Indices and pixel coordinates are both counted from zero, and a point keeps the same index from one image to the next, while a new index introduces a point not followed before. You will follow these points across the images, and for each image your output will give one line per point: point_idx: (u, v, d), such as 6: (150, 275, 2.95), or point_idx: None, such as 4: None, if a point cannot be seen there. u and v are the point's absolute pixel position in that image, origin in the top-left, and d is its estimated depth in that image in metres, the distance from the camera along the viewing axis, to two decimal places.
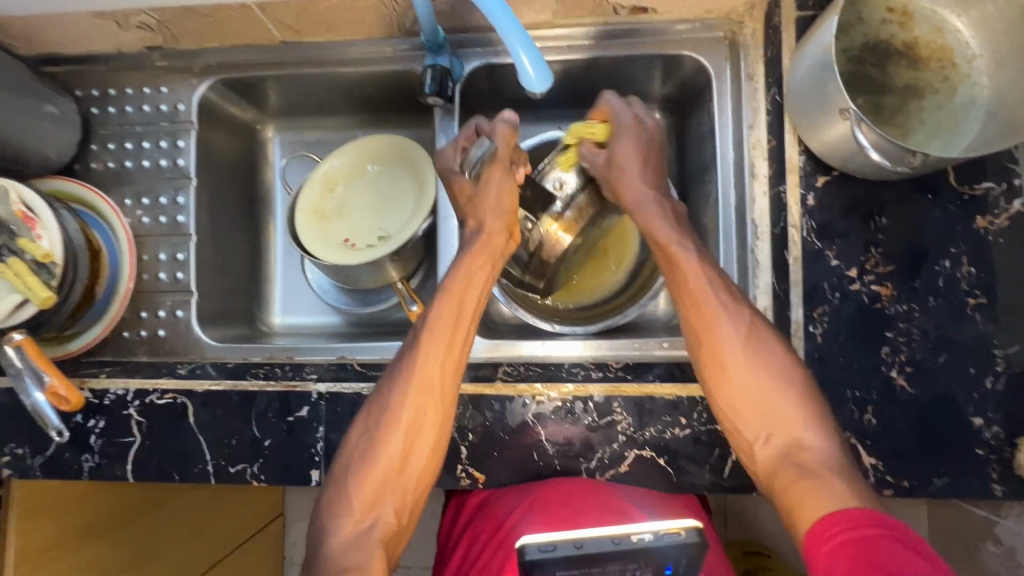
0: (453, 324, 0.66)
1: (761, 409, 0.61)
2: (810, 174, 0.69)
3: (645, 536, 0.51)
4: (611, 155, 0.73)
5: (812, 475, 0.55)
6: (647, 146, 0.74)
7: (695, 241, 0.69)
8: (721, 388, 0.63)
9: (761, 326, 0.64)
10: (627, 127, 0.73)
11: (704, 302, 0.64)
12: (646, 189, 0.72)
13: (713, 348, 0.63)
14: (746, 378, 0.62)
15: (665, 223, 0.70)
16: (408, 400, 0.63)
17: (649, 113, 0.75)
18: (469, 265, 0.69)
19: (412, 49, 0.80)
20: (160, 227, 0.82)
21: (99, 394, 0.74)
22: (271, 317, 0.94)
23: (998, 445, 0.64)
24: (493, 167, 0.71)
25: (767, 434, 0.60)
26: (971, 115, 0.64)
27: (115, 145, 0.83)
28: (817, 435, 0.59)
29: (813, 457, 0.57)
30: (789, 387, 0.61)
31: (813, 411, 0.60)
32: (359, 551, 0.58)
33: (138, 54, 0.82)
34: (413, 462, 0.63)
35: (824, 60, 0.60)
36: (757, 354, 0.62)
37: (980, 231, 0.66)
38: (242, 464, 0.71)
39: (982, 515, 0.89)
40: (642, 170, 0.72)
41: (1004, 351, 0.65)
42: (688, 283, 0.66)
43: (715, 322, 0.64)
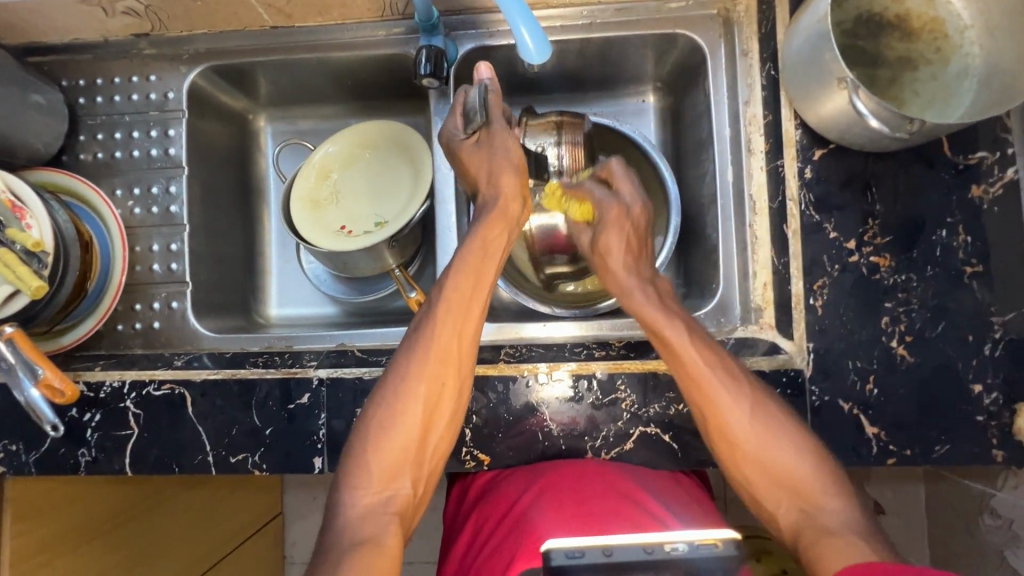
0: (471, 298, 0.67)
1: (776, 481, 0.61)
2: (807, 147, 0.69)
3: (680, 546, 0.50)
4: (594, 237, 0.77)
5: (832, 536, 0.55)
6: (631, 229, 0.76)
7: (683, 317, 0.68)
8: (736, 461, 0.62)
9: (765, 397, 0.63)
10: (610, 218, 0.75)
11: (704, 384, 0.63)
12: (630, 277, 0.73)
13: (721, 429, 0.63)
14: (761, 462, 0.61)
15: (654, 308, 0.69)
16: (427, 372, 0.63)
17: (636, 198, 0.76)
18: (487, 231, 0.70)
19: (404, 33, 0.79)
20: (152, 217, 0.81)
21: (94, 386, 0.72)
22: (267, 308, 0.93)
23: (998, 411, 0.65)
24: (493, 135, 0.72)
25: (782, 504, 0.60)
26: (964, 85, 0.64)
27: (103, 136, 0.82)
28: (834, 501, 0.58)
29: (833, 521, 0.57)
30: (802, 456, 0.60)
31: (827, 472, 0.60)
32: (376, 522, 0.58)
33: (124, 42, 0.81)
34: (433, 435, 0.63)
35: (821, 30, 0.60)
36: (763, 425, 0.62)
37: (974, 200, 0.67)
38: (243, 453, 0.70)
39: (980, 488, 0.90)
40: (625, 261, 0.74)
41: (1001, 318, 0.65)
42: (690, 372, 0.64)
43: (721, 400, 0.62)
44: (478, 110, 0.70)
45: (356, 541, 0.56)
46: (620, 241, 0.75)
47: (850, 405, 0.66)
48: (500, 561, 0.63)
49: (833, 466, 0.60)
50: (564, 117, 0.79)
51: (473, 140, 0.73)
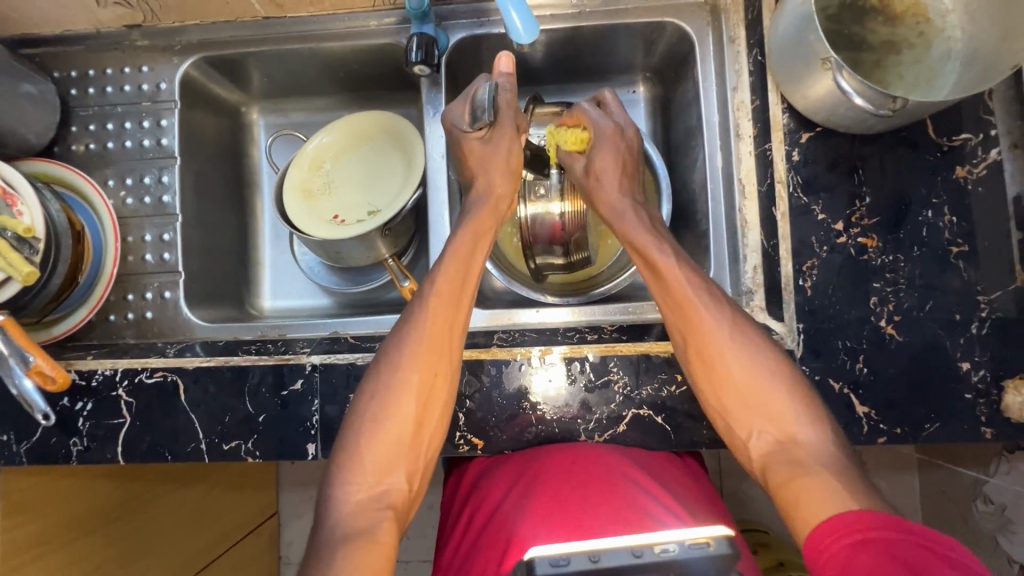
0: (461, 287, 0.67)
1: (750, 407, 0.61)
2: (794, 131, 0.70)
3: (671, 547, 0.51)
4: (589, 162, 0.77)
5: (806, 471, 0.55)
6: (625, 153, 0.77)
7: (672, 244, 0.70)
8: (709, 380, 0.63)
9: (747, 324, 0.64)
10: (608, 136, 0.76)
11: (687, 305, 0.65)
12: (623, 199, 0.75)
13: (700, 349, 0.63)
14: (739, 380, 0.61)
15: (641, 230, 0.72)
16: (418, 363, 0.63)
17: (628, 120, 0.78)
18: (475, 227, 0.71)
19: (396, 23, 0.80)
20: (144, 207, 0.81)
21: (86, 375, 0.72)
22: (260, 301, 0.93)
23: (986, 388, 0.65)
24: (497, 132, 0.73)
25: (756, 429, 0.60)
26: (946, 68, 0.65)
27: (96, 126, 0.82)
28: (809, 429, 0.58)
29: (807, 452, 0.57)
30: (778, 381, 0.61)
31: (803, 400, 0.60)
32: (371, 515, 0.58)
33: (116, 33, 0.81)
34: (426, 427, 0.63)
35: (804, 13, 0.61)
36: (743, 347, 0.62)
37: (959, 180, 0.68)
38: (236, 441, 0.70)
39: (973, 475, 0.90)
40: (618, 180, 0.76)
41: (987, 297, 0.66)
42: (678, 295, 0.66)
43: (708, 324, 0.63)
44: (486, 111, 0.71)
45: (352, 533, 0.56)
46: (614, 163, 0.76)
47: (841, 385, 0.67)
48: (494, 553, 0.62)
49: (808, 393, 0.61)
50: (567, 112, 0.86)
51: (479, 136, 0.73)
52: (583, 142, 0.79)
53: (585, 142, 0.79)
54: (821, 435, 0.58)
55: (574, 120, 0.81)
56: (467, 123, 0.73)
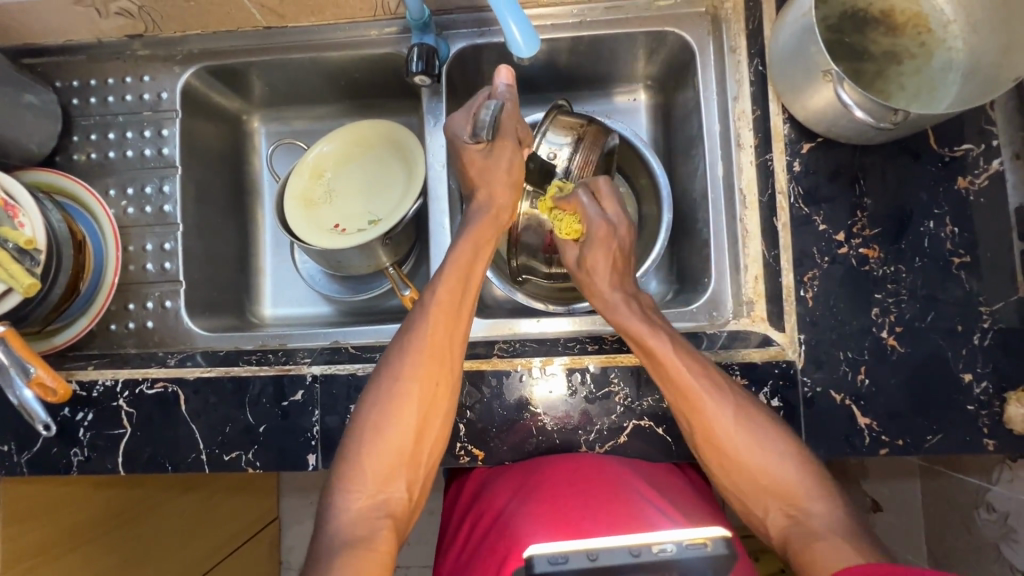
0: (462, 298, 0.67)
1: (762, 489, 0.61)
2: (795, 141, 0.70)
3: (669, 547, 0.51)
4: (581, 254, 0.77)
5: (821, 540, 0.55)
6: (616, 250, 0.76)
7: (668, 330, 0.68)
8: (719, 464, 0.63)
9: (750, 408, 0.63)
10: (601, 237, 0.75)
11: (691, 398, 0.63)
12: (614, 292, 0.73)
13: (707, 436, 0.63)
14: (748, 466, 0.62)
15: (638, 321, 0.69)
16: (420, 373, 0.63)
17: (622, 215, 0.77)
18: (475, 238, 0.71)
19: (397, 32, 0.80)
20: (145, 217, 0.81)
21: (87, 386, 0.72)
22: (261, 309, 0.93)
23: (988, 400, 0.65)
24: (501, 145, 0.73)
25: (771, 508, 0.61)
26: (948, 79, 0.65)
27: (97, 136, 0.82)
28: (821, 503, 0.59)
29: (818, 525, 0.58)
30: (788, 461, 0.61)
31: (814, 477, 0.60)
32: (371, 524, 0.58)
33: (118, 43, 0.81)
34: (426, 435, 0.63)
35: (805, 25, 0.61)
36: (750, 436, 0.62)
37: (961, 191, 0.67)
38: (236, 451, 0.69)
39: (975, 482, 0.90)
40: (609, 276, 0.74)
41: (989, 308, 0.66)
42: (679, 384, 0.63)
43: (710, 413, 0.62)
44: (487, 128, 0.70)
45: (349, 542, 0.56)
46: (605, 261, 0.75)
47: (842, 396, 0.67)
48: (492, 562, 0.62)
49: (814, 467, 0.61)
50: (591, 127, 0.78)
51: (480, 148, 0.73)
52: (575, 232, 0.78)
53: (578, 232, 0.78)
54: (830, 510, 0.59)
55: (568, 205, 0.78)
56: (467, 137, 0.72)
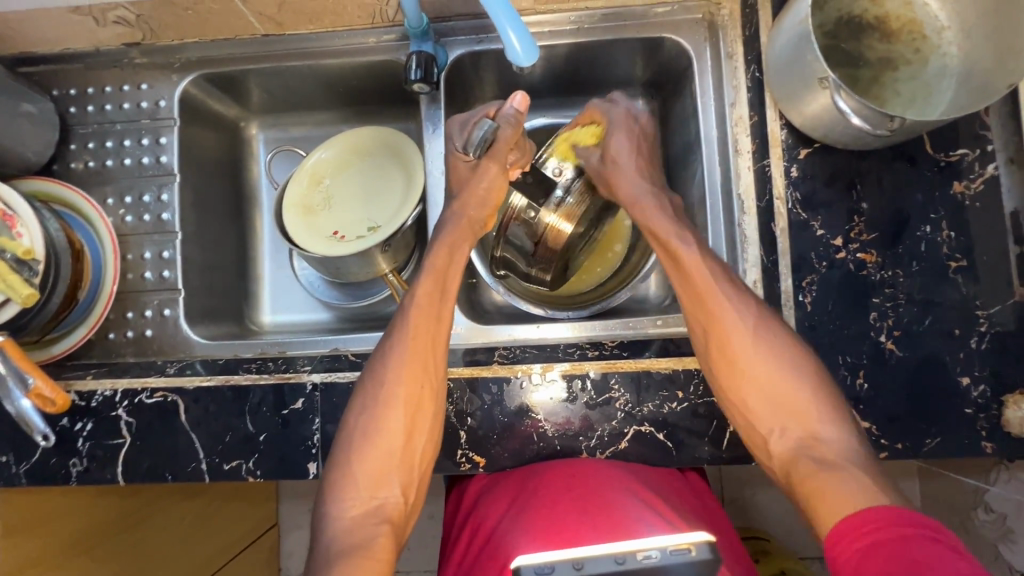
0: (440, 299, 0.68)
1: (774, 401, 0.61)
2: (792, 147, 0.71)
3: (653, 554, 0.52)
4: (605, 151, 0.77)
5: (826, 469, 0.55)
6: (638, 134, 0.79)
7: (694, 233, 0.70)
8: (730, 375, 0.63)
9: (769, 318, 0.64)
10: (622, 122, 0.78)
11: (708, 296, 0.65)
12: (639, 182, 0.75)
13: (722, 345, 0.64)
14: (759, 377, 0.62)
15: (666, 220, 0.71)
16: (407, 363, 0.64)
17: (638, 106, 0.80)
18: (451, 240, 0.72)
19: (395, 40, 0.80)
20: (143, 225, 0.81)
21: (86, 396, 0.72)
22: (260, 316, 0.93)
23: (986, 403, 0.65)
24: (488, 163, 0.73)
25: (779, 429, 0.60)
26: (943, 85, 0.66)
27: (95, 144, 0.82)
28: (832, 428, 0.59)
29: (830, 451, 0.57)
30: (795, 382, 0.61)
31: (825, 400, 0.60)
32: (366, 530, 0.58)
33: (116, 51, 0.81)
34: (416, 433, 0.63)
35: (801, 32, 0.61)
36: (767, 343, 0.63)
37: (957, 195, 0.68)
38: (237, 460, 0.69)
39: (973, 483, 0.91)
40: (635, 162, 0.76)
41: (986, 312, 0.66)
42: (697, 281, 0.66)
43: (726, 314, 0.64)
44: (477, 147, 0.74)
45: (346, 549, 0.56)
46: (630, 143, 0.77)
47: (842, 401, 0.67)
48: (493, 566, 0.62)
49: (826, 388, 0.61)
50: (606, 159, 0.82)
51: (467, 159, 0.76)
52: (598, 135, 0.79)
53: (599, 134, 0.79)
54: (843, 437, 0.58)
55: (585, 117, 0.80)
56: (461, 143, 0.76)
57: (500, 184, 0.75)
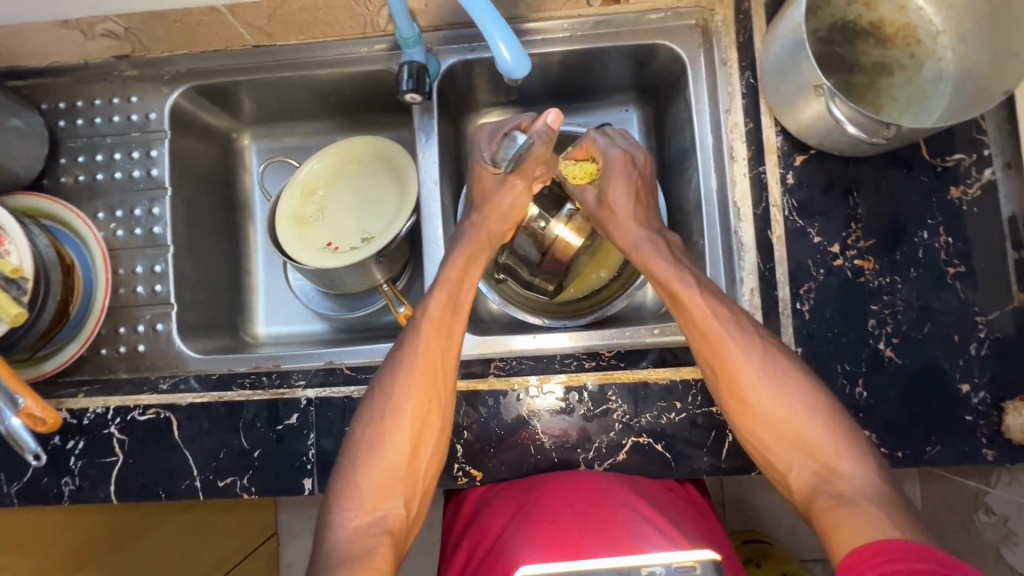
0: (452, 314, 0.68)
1: (789, 440, 0.60)
2: (787, 154, 0.71)
3: (657, 570, 0.51)
4: (602, 192, 0.77)
5: (845, 504, 0.54)
6: (637, 178, 0.77)
7: (695, 273, 0.69)
8: (742, 417, 0.62)
9: (775, 351, 0.63)
10: (618, 166, 0.76)
11: (713, 334, 0.64)
12: (639, 229, 0.74)
13: (731, 383, 0.63)
14: (771, 414, 0.61)
15: (665, 258, 0.70)
16: (412, 391, 0.63)
17: (635, 145, 0.78)
18: (463, 256, 0.71)
19: (387, 49, 0.79)
20: (135, 239, 0.80)
21: (78, 414, 0.71)
22: (254, 327, 0.92)
23: (986, 410, 0.65)
24: (516, 179, 0.74)
25: (797, 464, 0.60)
26: (938, 90, 0.66)
27: (84, 158, 0.81)
28: (853, 462, 0.58)
29: (847, 485, 0.56)
30: (811, 415, 0.60)
31: (837, 429, 0.60)
32: (368, 542, 0.57)
33: (105, 64, 0.80)
34: (421, 461, 0.63)
35: (795, 40, 0.61)
36: (774, 381, 0.62)
37: (954, 201, 0.67)
38: (231, 477, 0.68)
39: (974, 485, 0.90)
40: (631, 210, 0.76)
41: (985, 318, 0.66)
42: (698, 320, 0.65)
43: (731, 351, 0.63)
44: (507, 161, 0.70)
45: (346, 559, 0.56)
46: (624, 192, 0.76)
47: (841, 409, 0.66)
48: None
49: (836, 417, 0.60)
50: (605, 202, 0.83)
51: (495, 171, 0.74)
52: (592, 173, 0.79)
53: (594, 170, 0.79)
54: (860, 467, 0.57)
55: (580, 153, 0.80)
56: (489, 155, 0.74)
57: (521, 199, 0.76)
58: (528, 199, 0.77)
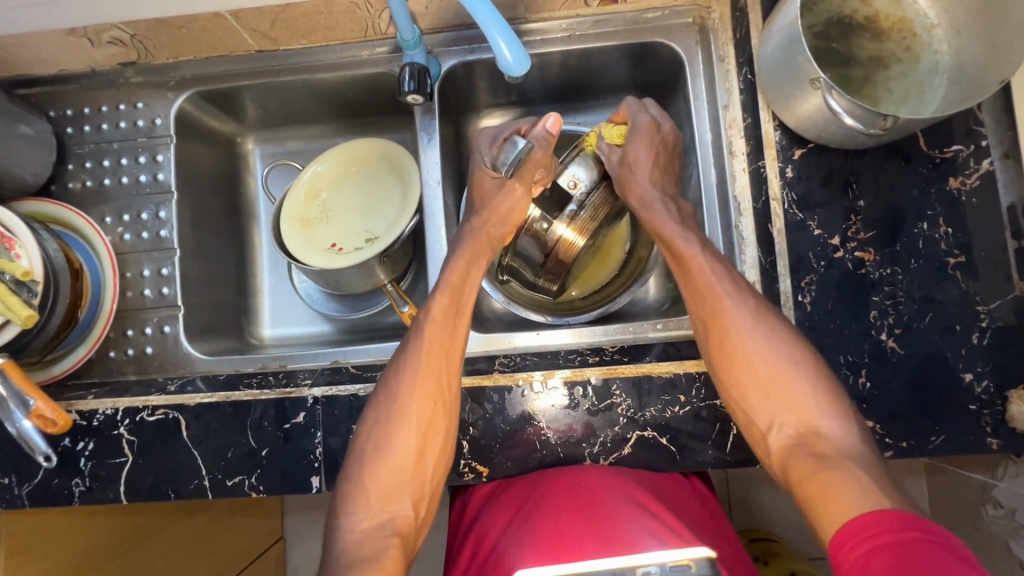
0: (455, 316, 0.69)
1: (773, 396, 0.62)
2: (786, 147, 0.71)
3: (651, 571, 0.51)
4: (625, 151, 0.77)
5: (828, 462, 0.55)
6: (659, 145, 0.77)
7: (698, 235, 0.71)
8: (732, 370, 0.64)
9: (771, 311, 0.65)
10: (643, 130, 0.76)
11: (710, 292, 0.66)
12: (653, 190, 0.75)
13: (724, 337, 0.65)
14: (757, 367, 0.62)
15: (672, 222, 0.72)
16: (415, 394, 0.64)
17: (665, 114, 0.78)
18: (465, 260, 0.72)
19: (388, 52, 0.80)
20: (142, 243, 0.81)
21: (87, 415, 0.71)
22: (260, 329, 0.93)
23: (990, 399, 0.65)
24: (516, 183, 0.74)
25: (776, 421, 0.61)
26: (935, 82, 0.66)
27: (92, 163, 0.82)
28: (832, 423, 0.59)
29: (829, 444, 0.57)
30: (799, 374, 0.61)
31: (826, 394, 0.61)
32: (376, 543, 0.58)
33: (111, 71, 0.82)
34: (425, 461, 0.63)
35: (791, 34, 0.62)
36: (767, 337, 0.63)
37: (953, 191, 0.68)
38: (239, 476, 0.69)
39: (981, 479, 0.90)
40: (651, 173, 0.76)
41: (986, 307, 0.66)
42: (697, 279, 0.67)
43: (724, 307, 0.65)
44: (508, 165, 0.71)
45: (356, 561, 0.56)
46: (649, 156, 0.76)
47: None
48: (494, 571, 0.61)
49: (824, 379, 0.61)
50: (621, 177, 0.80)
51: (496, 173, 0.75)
52: (623, 137, 0.79)
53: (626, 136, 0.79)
54: (844, 431, 0.58)
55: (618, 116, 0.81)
56: (490, 160, 0.76)
57: (520, 203, 0.75)
58: (528, 203, 0.76)
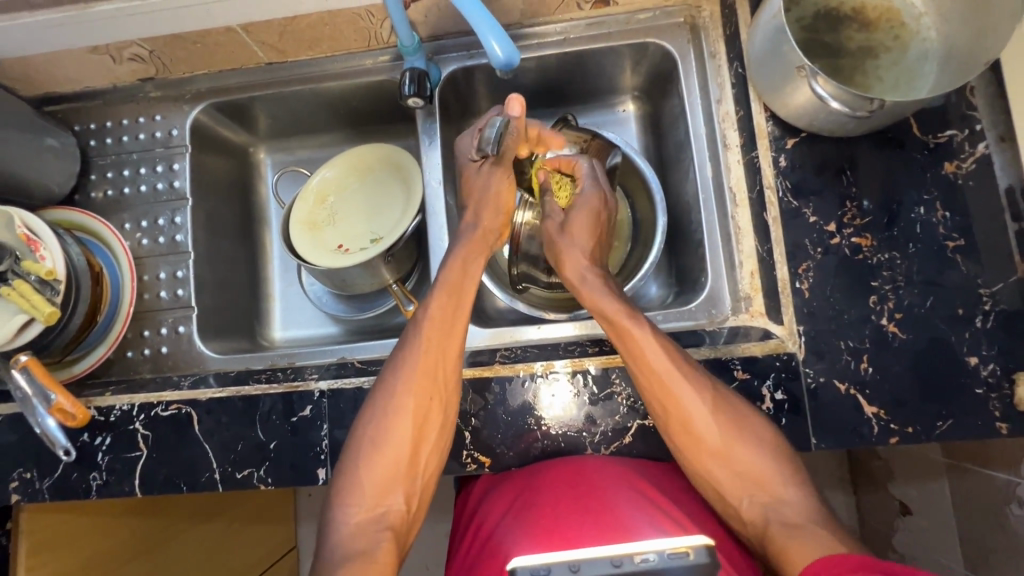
0: (454, 311, 0.69)
1: (746, 477, 0.62)
2: (778, 138, 0.72)
3: (651, 557, 0.49)
4: (566, 220, 0.77)
5: (801, 530, 0.57)
6: (601, 221, 0.78)
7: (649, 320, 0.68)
8: (702, 458, 0.64)
9: (728, 396, 0.65)
10: (590, 201, 0.77)
11: (674, 388, 0.63)
12: (593, 274, 0.74)
13: (691, 429, 0.64)
14: (726, 453, 0.63)
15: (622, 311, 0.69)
16: (414, 388, 0.65)
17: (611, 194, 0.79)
18: (464, 256, 0.73)
19: (390, 60, 0.84)
20: (159, 247, 0.84)
21: (105, 411, 0.74)
22: (271, 331, 0.95)
23: (997, 382, 0.64)
24: (498, 166, 0.76)
25: (750, 498, 0.62)
26: (925, 68, 0.67)
27: (113, 174, 0.86)
28: (796, 491, 0.61)
29: (799, 516, 0.59)
30: (768, 454, 0.62)
31: (789, 465, 0.62)
32: (368, 538, 0.59)
33: (132, 87, 0.87)
34: (419, 455, 0.64)
35: (776, 26, 0.63)
36: (730, 423, 0.63)
37: (949, 175, 0.68)
38: (249, 469, 0.71)
39: (1003, 479, 0.86)
40: (588, 247, 0.75)
41: (989, 290, 0.65)
42: (659, 374, 0.64)
43: (686, 404, 0.63)
44: (492, 144, 0.68)
45: (350, 555, 0.58)
46: (587, 231, 0.76)
47: (847, 386, 0.66)
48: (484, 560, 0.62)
49: (785, 447, 0.63)
50: (594, 141, 0.84)
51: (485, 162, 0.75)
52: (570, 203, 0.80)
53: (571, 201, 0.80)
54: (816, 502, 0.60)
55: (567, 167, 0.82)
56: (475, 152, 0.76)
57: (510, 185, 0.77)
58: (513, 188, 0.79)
